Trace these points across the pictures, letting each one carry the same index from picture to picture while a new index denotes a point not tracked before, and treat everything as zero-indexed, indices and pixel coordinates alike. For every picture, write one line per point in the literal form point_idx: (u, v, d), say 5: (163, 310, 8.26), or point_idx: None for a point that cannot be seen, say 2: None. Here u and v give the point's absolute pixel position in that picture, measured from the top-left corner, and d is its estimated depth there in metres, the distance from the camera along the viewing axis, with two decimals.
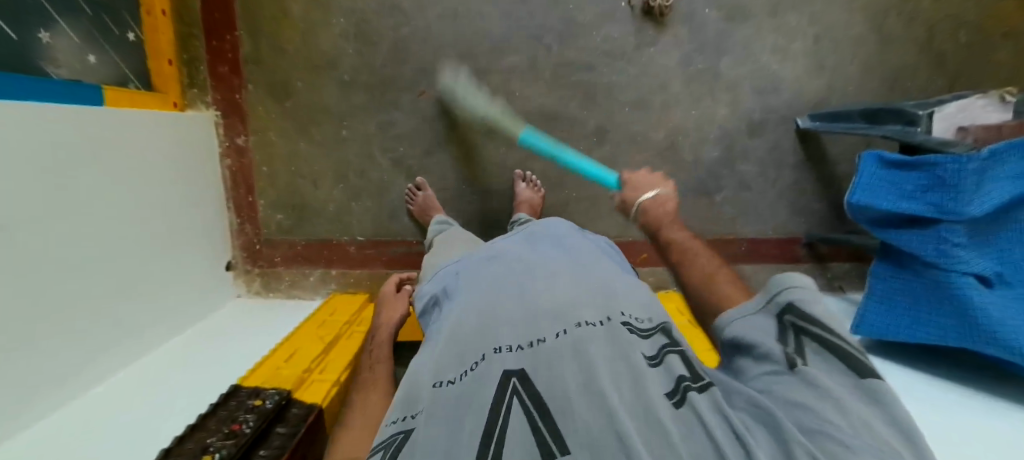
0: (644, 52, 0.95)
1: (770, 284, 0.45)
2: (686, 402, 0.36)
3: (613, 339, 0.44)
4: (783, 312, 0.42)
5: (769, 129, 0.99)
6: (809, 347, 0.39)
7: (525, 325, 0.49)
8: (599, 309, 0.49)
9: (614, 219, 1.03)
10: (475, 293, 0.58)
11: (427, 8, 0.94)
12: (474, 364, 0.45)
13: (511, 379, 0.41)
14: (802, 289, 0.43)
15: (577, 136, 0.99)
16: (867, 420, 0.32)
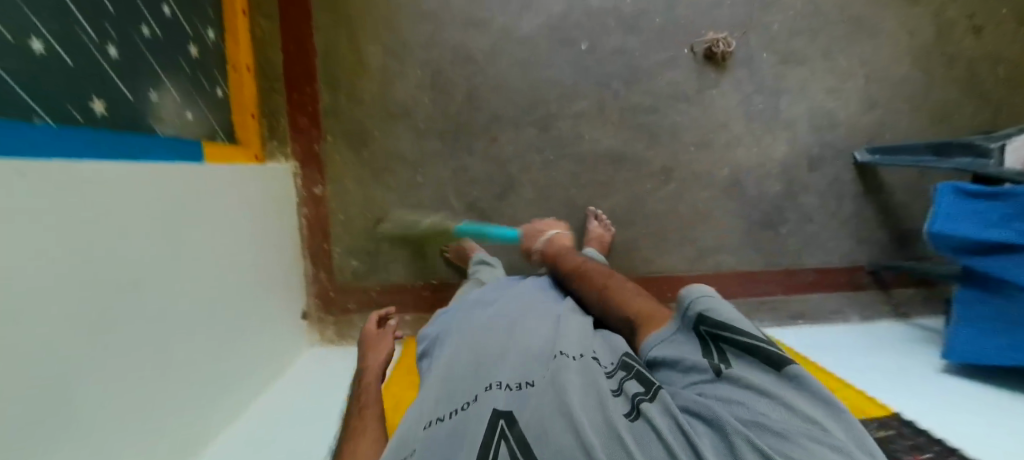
0: (706, 94, 1.00)
1: (684, 299, 0.56)
2: (641, 415, 0.44)
3: (584, 370, 0.53)
4: (701, 325, 0.53)
5: (828, 164, 1.03)
6: (730, 352, 0.49)
7: (515, 365, 0.56)
8: (578, 347, 0.59)
9: (683, 255, 1.04)
10: (466, 339, 0.65)
11: (499, 59, 0.97)
12: (466, 404, 0.51)
13: (498, 420, 0.46)
14: (709, 298, 0.54)
15: (644, 175, 1.01)
16: (794, 409, 0.40)
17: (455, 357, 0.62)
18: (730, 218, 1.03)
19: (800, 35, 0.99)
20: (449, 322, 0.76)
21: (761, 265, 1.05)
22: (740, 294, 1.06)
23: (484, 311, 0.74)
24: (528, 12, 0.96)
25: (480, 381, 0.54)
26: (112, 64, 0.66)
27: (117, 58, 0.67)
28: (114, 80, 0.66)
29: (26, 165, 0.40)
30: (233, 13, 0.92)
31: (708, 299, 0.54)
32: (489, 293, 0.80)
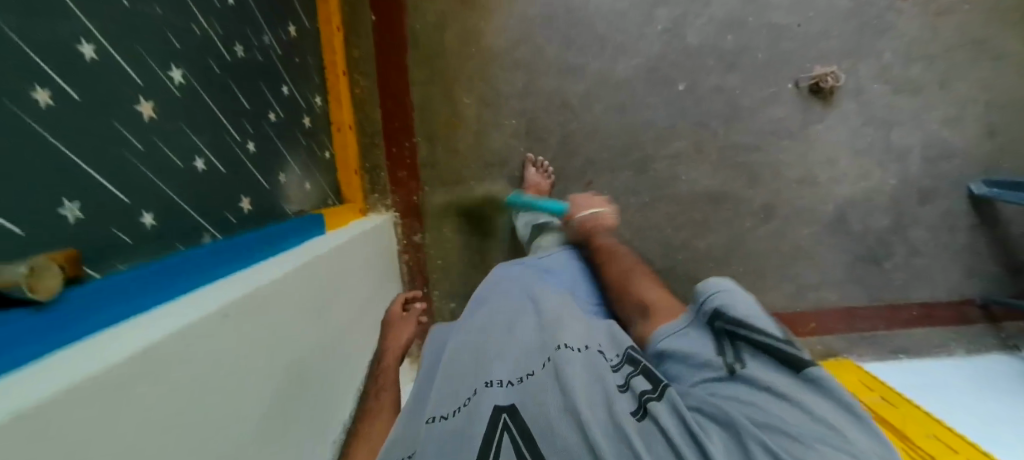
0: (811, 129, 0.96)
1: (699, 293, 0.54)
2: (648, 414, 0.43)
3: (588, 364, 0.50)
4: (716, 321, 0.50)
5: (940, 196, 0.98)
6: (744, 349, 0.46)
7: (517, 358, 0.55)
8: (580, 338, 0.55)
9: (781, 292, 1.03)
10: (473, 326, 0.64)
11: (595, 104, 0.96)
12: (466, 401, 0.50)
13: (501, 414, 0.46)
14: (726, 294, 0.52)
15: (743, 214, 1.00)
16: (808, 410, 0.39)
17: (460, 345, 0.61)
18: (833, 255, 1.01)
19: (914, 64, 0.94)
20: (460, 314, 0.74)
21: (864, 300, 1.03)
22: (840, 329, 1.04)
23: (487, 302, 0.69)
24: (622, 55, 0.94)
25: (482, 375, 0.53)
26: (251, 158, 0.70)
27: (256, 152, 0.72)
28: (253, 173, 0.71)
29: (224, 304, 0.48)
30: (336, 75, 0.95)
31: (728, 294, 0.52)
32: (504, 271, 0.75)
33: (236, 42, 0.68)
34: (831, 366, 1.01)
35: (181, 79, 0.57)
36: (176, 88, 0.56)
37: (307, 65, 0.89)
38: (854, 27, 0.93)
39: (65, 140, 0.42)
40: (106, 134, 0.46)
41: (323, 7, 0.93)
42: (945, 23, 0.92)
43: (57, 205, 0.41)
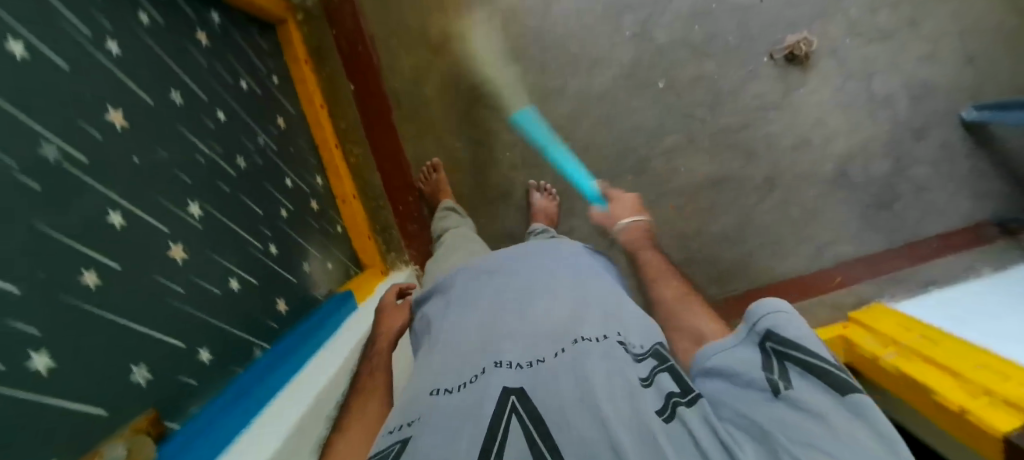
0: (795, 95, 0.99)
1: (751, 314, 0.42)
2: (677, 416, 0.33)
3: (610, 356, 0.41)
4: (765, 342, 0.39)
5: (935, 129, 1.01)
6: (793, 371, 0.35)
7: (529, 340, 0.45)
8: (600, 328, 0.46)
9: (802, 255, 1.04)
10: (472, 304, 0.54)
11: (582, 119, 0.99)
12: (473, 377, 0.40)
13: (509, 398, 0.36)
14: (786, 316, 0.40)
15: (748, 190, 1.01)
16: (863, 443, 0.28)
17: (456, 324, 0.51)
18: (844, 208, 1.03)
19: (879, 14, 0.97)
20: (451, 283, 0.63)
21: (883, 244, 1.04)
22: (866, 277, 1.05)
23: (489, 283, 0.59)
24: (599, 68, 0.97)
25: (489, 353, 0.43)
26: (275, 259, 0.74)
27: (278, 253, 0.75)
28: (281, 273, 0.75)
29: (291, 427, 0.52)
30: (328, 150, 0.96)
31: (787, 316, 0.39)
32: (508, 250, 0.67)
33: (237, 155, 0.73)
34: (867, 312, 0.99)
35: (199, 211, 0.62)
36: (197, 221, 0.61)
37: (301, 150, 0.90)
38: None
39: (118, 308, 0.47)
40: (151, 290, 0.51)
41: (302, 88, 0.94)
42: None
43: (127, 374, 0.46)
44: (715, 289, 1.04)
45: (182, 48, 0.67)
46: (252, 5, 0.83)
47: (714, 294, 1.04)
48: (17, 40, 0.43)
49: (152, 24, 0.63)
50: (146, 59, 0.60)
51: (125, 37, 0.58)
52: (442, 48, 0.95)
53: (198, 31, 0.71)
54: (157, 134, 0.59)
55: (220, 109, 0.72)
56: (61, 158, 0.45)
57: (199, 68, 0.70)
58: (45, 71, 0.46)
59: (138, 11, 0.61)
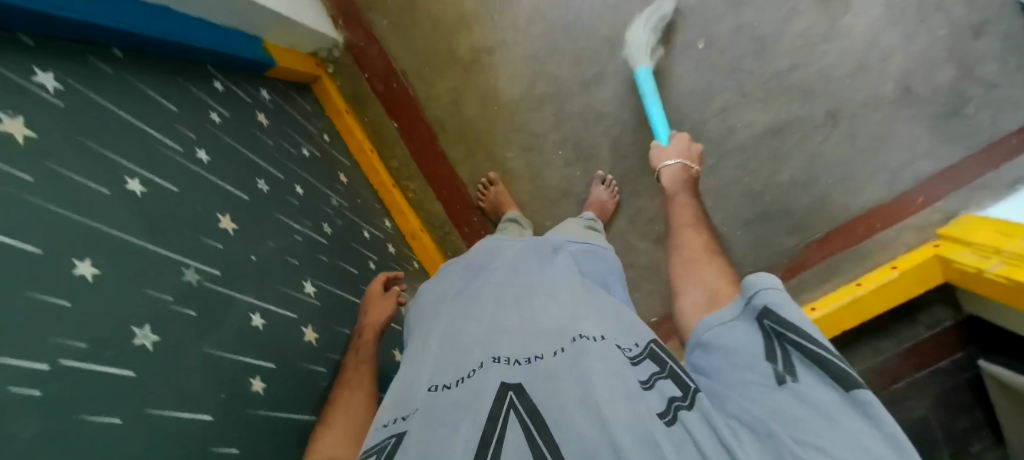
0: (842, 24, 0.94)
1: (750, 287, 0.43)
2: (680, 419, 0.33)
3: (611, 356, 0.40)
4: (764, 319, 0.40)
5: (997, 21, 0.92)
6: (796, 358, 0.35)
7: (532, 336, 0.45)
8: (603, 329, 0.45)
9: (878, 184, 1.01)
10: (475, 300, 0.55)
11: (626, 101, 0.97)
12: (471, 372, 0.41)
13: (506, 394, 0.37)
14: (780, 292, 0.41)
15: (811, 131, 0.99)
16: (863, 443, 0.28)
17: (457, 322, 0.52)
18: (913, 126, 0.98)
19: None
20: (453, 278, 0.65)
21: (962, 154, 0.98)
22: (949, 191, 0.99)
23: (488, 279, 0.59)
24: (634, 44, 0.95)
25: (490, 348, 0.44)
26: None
27: None
28: None
29: None
30: (387, 192, 0.98)
31: (778, 294, 0.41)
32: (504, 244, 0.68)
33: (322, 221, 0.75)
34: (954, 226, 0.95)
35: (312, 286, 0.66)
36: (313, 297, 0.65)
37: (365, 199, 0.93)
38: None
39: (278, 404, 0.52)
40: (300, 376, 0.57)
41: (350, 139, 0.96)
42: None
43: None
44: (796, 236, 1.03)
45: (251, 135, 0.70)
46: (290, 72, 0.86)
47: (795, 242, 1.04)
48: (132, 178, 0.47)
49: (222, 120, 0.65)
50: (230, 156, 0.63)
51: (207, 140, 0.60)
52: (473, 64, 0.94)
53: (258, 113, 0.74)
54: (257, 226, 0.61)
55: (297, 184, 0.74)
56: (200, 278, 0.50)
57: (269, 149, 0.72)
58: (160, 197, 0.49)
59: (209, 111, 0.63)
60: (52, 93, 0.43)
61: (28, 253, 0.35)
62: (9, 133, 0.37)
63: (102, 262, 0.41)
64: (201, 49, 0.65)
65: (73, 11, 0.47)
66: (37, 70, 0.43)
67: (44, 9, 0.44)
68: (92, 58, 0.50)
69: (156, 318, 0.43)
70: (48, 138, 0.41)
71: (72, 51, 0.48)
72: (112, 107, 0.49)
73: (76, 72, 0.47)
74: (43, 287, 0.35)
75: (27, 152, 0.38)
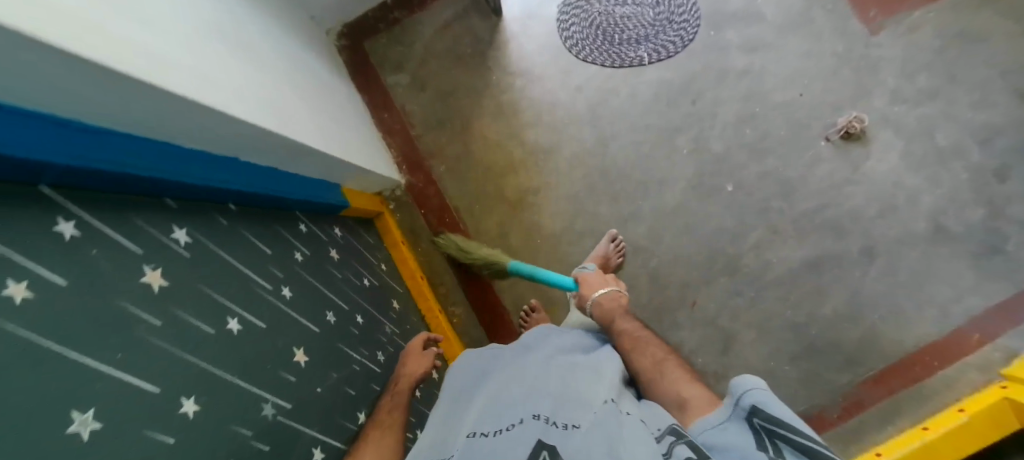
0: (865, 168, 1.00)
1: (735, 388, 0.52)
2: None
3: (629, 424, 0.48)
4: (753, 417, 0.48)
5: (1016, 168, 0.99)
6: (785, 449, 0.45)
7: (574, 404, 0.52)
8: (626, 405, 0.54)
9: (927, 320, 0.99)
10: (521, 368, 0.62)
11: (662, 236, 1.02)
12: (511, 424, 0.50)
13: (541, 451, 0.45)
14: (762, 389, 0.50)
15: (849, 265, 1.00)
16: None
17: (502, 385, 0.59)
18: (954, 261, 0.99)
19: (918, 77, 1.00)
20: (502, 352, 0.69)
21: (1009, 291, 0.97)
22: (1007, 329, 0.97)
23: (531, 356, 0.65)
24: (667, 185, 1.02)
25: (532, 407, 0.52)
26: (412, 439, 0.75)
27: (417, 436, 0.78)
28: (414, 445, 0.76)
29: None
30: (434, 316, 1.00)
31: (765, 395, 0.49)
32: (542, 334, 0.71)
33: (376, 350, 0.75)
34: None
35: (363, 415, 0.65)
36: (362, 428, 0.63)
37: (414, 324, 0.95)
38: (848, 74, 1.01)
39: None
40: None
41: (404, 267, 1.01)
42: (919, 36, 1.01)
43: None
44: (847, 372, 0.99)
45: (325, 271, 0.72)
46: (361, 209, 0.94)
47: (846, 380, 0.99)
48: (232, 318, 0.48)
49: (304, 258, 0.68)
50: (307, 292, 0.64)
51: (291, 276, 0.62)
52: (521, 202, 1.04)
53: (331, 249, 0.77)
54: (325, 362, 0.61)
55: (358, 313, 0.75)
56: (275, 411, 0.49)
57: (339, 283, 0.74)
58: (251, 336, 0.50)
59: (294, 251, 0.67)
60: (183, 245, 0.47)
61: (144, 391, 0.36)
62: (148, 284, 0.40)
63: (201, 399, 0.40)
64: (300, 199, 0.71)
65: (211, 180, 0.53)
66: (175, 227, 0.47)
67: (195, 179, 0.50)
68: (216, 213, 0.55)
69: (236, 453, 0.42)
70: (177, 287, 0.43)
71: (202, 209, 0.53)
72: (224, 253, 0.52)
73: (205, 226, 0.51)
74: (151, 424, 0.35)
75: (161, 303, 0.40)
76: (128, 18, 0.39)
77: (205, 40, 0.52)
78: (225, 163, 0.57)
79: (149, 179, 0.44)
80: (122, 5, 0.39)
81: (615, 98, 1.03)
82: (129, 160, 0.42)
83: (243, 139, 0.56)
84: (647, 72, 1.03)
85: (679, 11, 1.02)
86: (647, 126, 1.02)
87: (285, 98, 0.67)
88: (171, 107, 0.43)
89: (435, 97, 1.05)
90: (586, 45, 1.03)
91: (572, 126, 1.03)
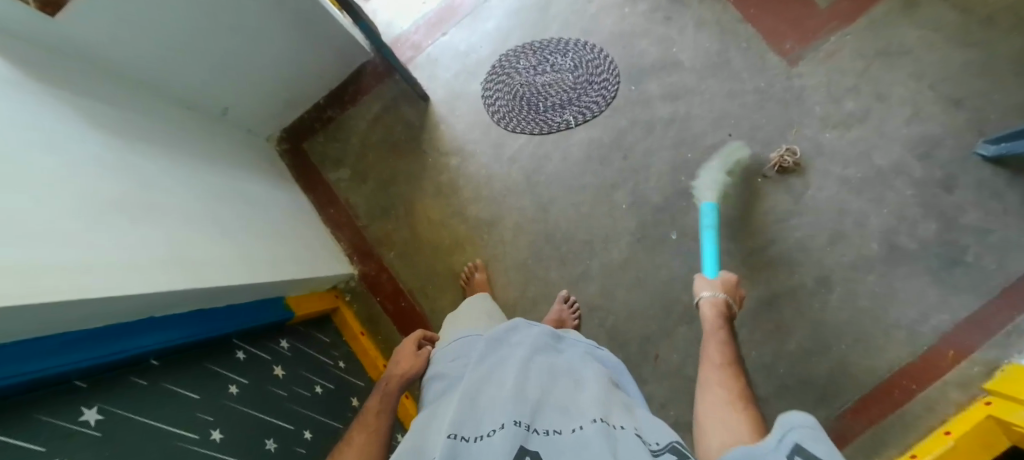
0: (805, 199, 0.99)
1: (784, 423, 0.42)
2: None
3: (623, 444, 0.42)
4: (795, 455, 0.38)
5: (962, 176, 0.93)
6: None
7: (558, 409, 0.48)
8: (624, 419, 0.47)
9: (897, 341, 0.91)
10: (497, 369, 0.55)
11: (615, 292, 1.01)
12: (491, 430, 0.44)
13: (524, 457, 0.41)
14: (813, 430, 0.40)
15: (805, 296, 0.95)
16: None
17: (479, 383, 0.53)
18: (914, 279, 0.92)
19: (842, 103, 1.01)
20: (470, 351, 0.62)
21: (978, 301, 0.89)
22: (981, 341, 0.88)
23: (515, 348, 0.59)
24: (611, 241, 1.02)
25: (512, 410, 0.45)
26: None
27: None
28: None
29: None
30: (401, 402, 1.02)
31: (814, 435, 0.39)
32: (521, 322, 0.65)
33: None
34: (1002, 380, 0.81)
35: None
36: None
37: None
38: (774, 107, 1.03)
39: None
40: None
41: (365, 359, 1.04)
42: (835, 65, 1.03)
43: None
44: (822, 405, 0.91)
45: (266, 393, 0.74)
46: (311, 313, 0.98)
47: (823, 413, 0.91)
48: None
49: (241, 389, 0.69)
50: (243, 423, 0.65)
51: (223, 416, 0.63)
52: None
53: (275, 367, 0.80)
54: None
55: (306, 429, 0.77)
56: None
57: (283, 402, 0.75)
58: None
59: (229, 384, 0.68)
60: (94, 424, 0.47)
61: None
62: None
63: None
64: (226, 332, 0.73)
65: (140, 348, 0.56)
66: (84, 407, 0.48)
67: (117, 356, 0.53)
68: (135, 376, 0.56)
69: None
70: None
71: (121, 377, 0.54)
72: (145, 417, 0.53)
73: (122, 397, 0.52)
74: None
75: None
76: (10, 245, 0.42)
77: (92, 226, 0.55)
78: (142, 328, 0.60)
79: (59, 373, 0.46)
80: (11, 237, 0.43)
81: (549, 165, 1.08)
82: (41, 363, 0.44)
83: (139, 305, 0.58)
84: (576, 133, 1.09)
85: (598, 71, 1.11)
86: (584, 186, 1.06)
87: (188, 251, 0.69)
88: (42, 315, 0.44)
89: (376, 187, 1.15)
90: (512, 116, 1.12)
91: (512, 196, 1.08)
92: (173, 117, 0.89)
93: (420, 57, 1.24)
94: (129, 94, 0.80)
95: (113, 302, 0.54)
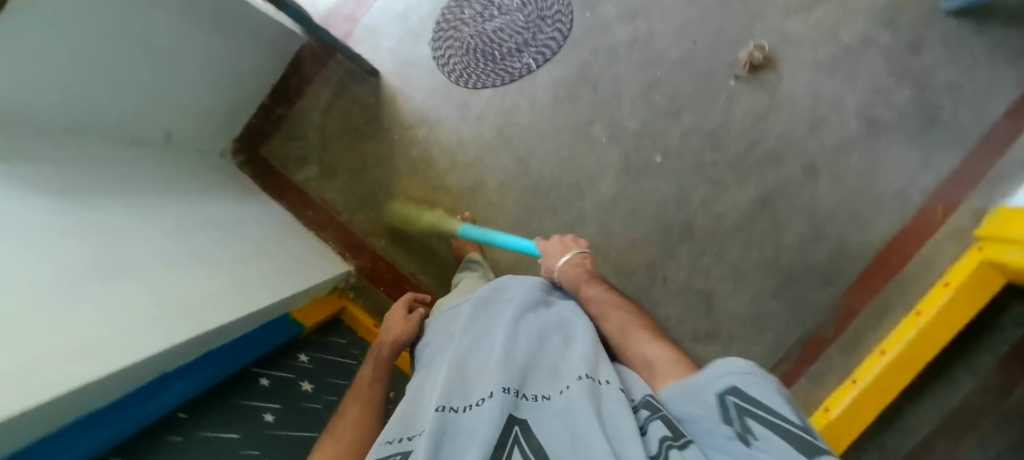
0: (780, 92, 0.97)
1: (715, 365, 0.42)
2: None
3: (611, 400, 0.42)
4: (728, 397, 0.39)
5: (929, 34, 0.92)
6: (757, 427, 0.36)
7: (546, 374, 0.48)
8: (610, 372, 0.46)
9: (888, 211, 0.93)
10: (486, 337, 0.55)
11: (612, 227, 1.01)
12: (479, 399, 0.43)
13: (513, 426, 0.40)
14: (744, 370, 0.40)
15: (796, 189, 0.96)
16: None
17: (468, 354, 0.52)
18: (896, 148, 0.93)
19: None
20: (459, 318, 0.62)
21: (958, 156, 0.91)
22: (965, 193, 0.90)
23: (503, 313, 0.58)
24: (598, 178, 1.01)
25: (500, 377, 0.45)
26: None
27: None
28: None
29: None
30: None
31: (750, 376, 0.39)
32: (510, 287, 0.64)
33: None
34: (990, 224, 0.84)
35: None
36: None
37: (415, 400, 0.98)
38: (734, 3, 0.99)
39: None
40: None
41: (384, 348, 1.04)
42: None
43: None
44: (827, 287, 0.94)
45: (301, 410, 0.74)
46: (319, 319, 0.96)
47: (829, 294, 0.94)
48: None
49: (276, 415, 0.69)
50: (288, 447, 0.66)
51: (270, 446, 0.64)
52: None
53: (302, 382, 0.79)
54: None
55: None
56: None
57: (319, 413, 0.76)
58: None
59: (264, 413, 0.68)
60: None
61: None
62: None
63: None
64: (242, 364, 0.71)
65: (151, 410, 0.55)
66: None
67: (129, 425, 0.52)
68: (168, 435, 0.56)
69: None
70: None
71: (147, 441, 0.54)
72: None
73: None
74: None
75: None
76: None
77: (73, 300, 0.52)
78: (156, 387, 0.58)
79: None
80: None
81: (520, 115, 1.04)
82: None
83: (154, 362, 0.57)
84: (539, 75, 1.04)
85: (547, 5, 1.05)
86: (559, 129, 1.03)
87: (183, 298, 0.67)
88: (45, 410, 0.42)
89: (349, 178, 1.11)
90: (469, 72, 1.06)
91: (489, 156, 1.05)
92: (117, 156, 0.82)
93: (357, 29, 1.15)
94: (61, 143, 0.73)
95: (123, 371, 0.52)
